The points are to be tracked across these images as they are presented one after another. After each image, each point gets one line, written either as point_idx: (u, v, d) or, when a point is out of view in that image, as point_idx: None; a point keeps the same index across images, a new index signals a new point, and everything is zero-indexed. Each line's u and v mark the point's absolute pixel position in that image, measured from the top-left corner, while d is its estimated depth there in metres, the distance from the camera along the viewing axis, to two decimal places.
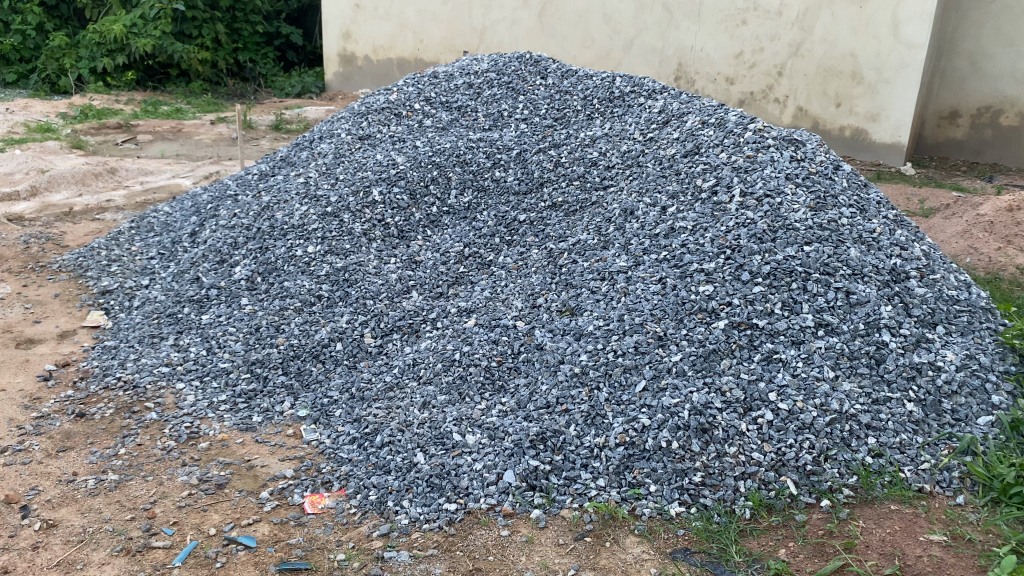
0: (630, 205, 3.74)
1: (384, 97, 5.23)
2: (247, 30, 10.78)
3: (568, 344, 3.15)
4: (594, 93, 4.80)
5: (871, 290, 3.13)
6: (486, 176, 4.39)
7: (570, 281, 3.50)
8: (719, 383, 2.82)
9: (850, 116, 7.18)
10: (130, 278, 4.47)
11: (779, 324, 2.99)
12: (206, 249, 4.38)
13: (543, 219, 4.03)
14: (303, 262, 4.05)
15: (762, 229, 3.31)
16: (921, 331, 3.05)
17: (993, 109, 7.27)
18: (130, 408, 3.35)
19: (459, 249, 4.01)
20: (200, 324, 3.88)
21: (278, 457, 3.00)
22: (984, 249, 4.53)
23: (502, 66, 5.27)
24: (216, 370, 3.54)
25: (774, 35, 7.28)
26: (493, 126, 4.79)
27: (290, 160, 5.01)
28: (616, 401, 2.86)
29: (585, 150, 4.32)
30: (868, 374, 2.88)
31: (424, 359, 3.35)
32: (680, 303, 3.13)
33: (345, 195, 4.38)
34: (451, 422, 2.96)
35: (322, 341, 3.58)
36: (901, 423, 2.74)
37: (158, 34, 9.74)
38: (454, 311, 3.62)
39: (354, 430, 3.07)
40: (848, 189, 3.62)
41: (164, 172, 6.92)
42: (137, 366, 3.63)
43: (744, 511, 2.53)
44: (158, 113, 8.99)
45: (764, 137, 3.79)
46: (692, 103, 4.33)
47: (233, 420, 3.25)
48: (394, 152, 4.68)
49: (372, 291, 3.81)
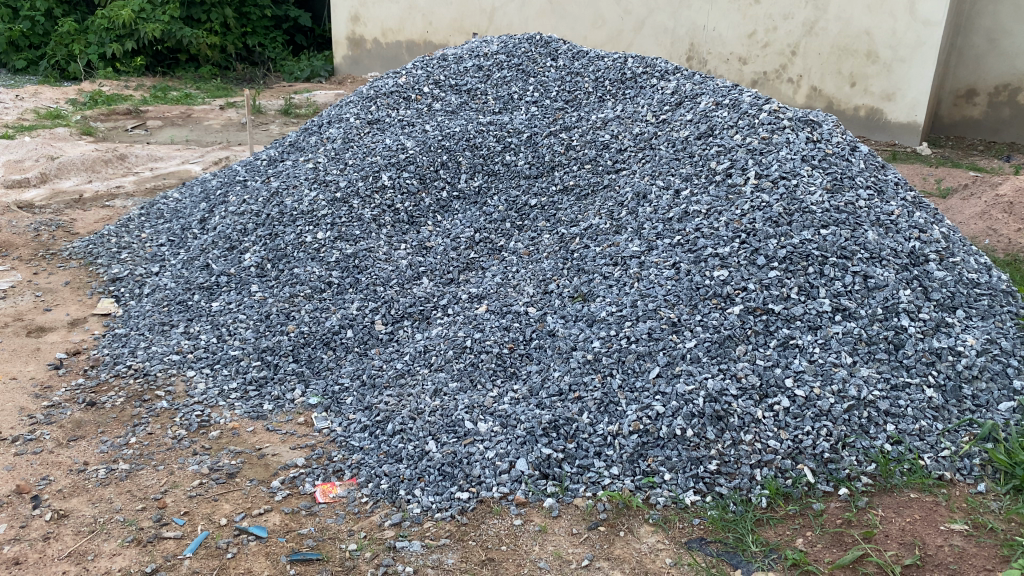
0: (643, 188, 3.69)
1: (393, 80, 5.17)
2: (256, 15, 10.71)
3: (580, 330, 3.11)
4: (605, 74, 4.73)
5: (889, 273, 3.07)
6: (496, 160, 4.34)
7: (582, 266, 3.46)
8: (735, 369, 2.78)
9: (865, 96, 7.07)
10: (140, 265, 4.46)
11: (795, 309, 2.94)
12: (216, 236, 4.36)
13: (554, 203, 3.98)
14: (313, 249, 4.02)
15: (778, 212, 3.25)
16: (940, 315, 2.99)
17: (1011, 87, 7.16)
18: (141, 396, 3.34)
19: (470, 235, 3.96)
20: (210, 311, 3.86)
21: (289, 445, 2.99)
22: (1003, 230, 4.45)
23: (512, 48, 5.20)
24: (227, 358, 3.52)
25: (788, 14, 7.16)
26: (503, 109, 4.73)
27: (299, 145, 4.97)
28: (629, 389, 2.82)
29: (596, 133, 4.26)
30: (886, 359, 2.82)
31: (435, 346, 3.32)
32: (694, 288, 3.08)
33: (355, 180, 4.34)
34: (463, 410, 2.93)
35: (333, 328, 3.56)
36: (920, 410, 2.69)
37: (167, 19, 9.79)
38: (465, 297, 3.58)
39: (365, 418, 3.05)
40: (865, 170, 3.55)
41: (173, 158, 6.89)
42: (148, 354, 3.62)
43: (761, 500, 2.49)
44: (168, 99, 8.96)
45: (780, 118, 3.72)
46: (705, 84, 4.26)
47: (245, 408, 3.23)
48: (403, 136, 4.63)
49: (382, 278, 3.78)
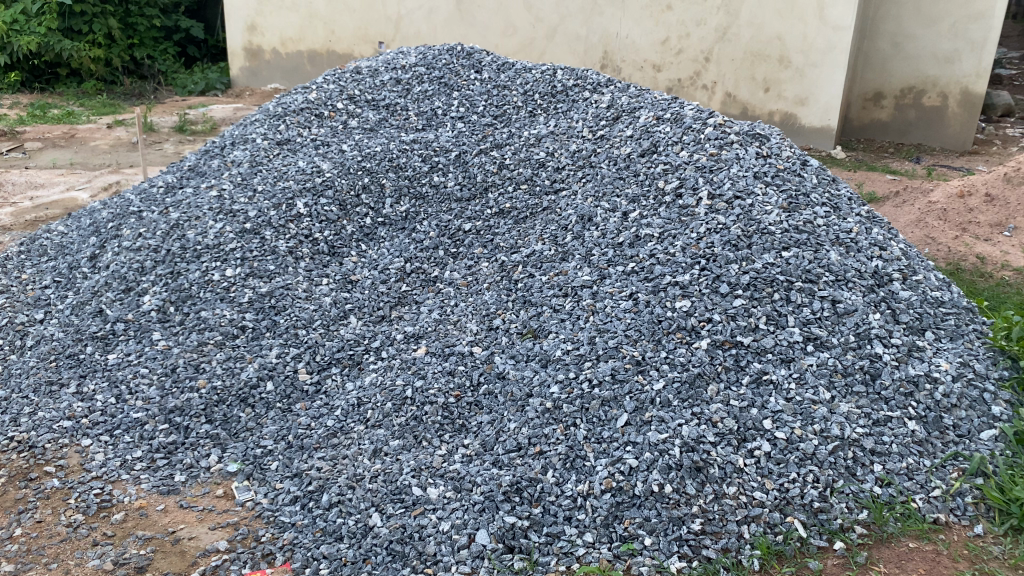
0: (587, 211, 3.45)
1: (302, 97, 4.74)
2: (143, 25, 9.82)
3: (534, 372, 2.84)
4: (534, 87, 4.46)
5: (857, 297, 2.89)
6: (424, 181, 4.03)
7: (529, 298, 3.19)
8: (709, 413, 2.54)
9: (779, 101, 7.08)
10: (21, 311, 3.89)
11: (765, 341, 2.72)
12: (109, 276, 3.83)
13: (490, 228, 3.70)
14: (222, 288, 3.58)
15: (736, 234, 3.04)
16: (911, 339, 2.83)
17: (916, 90, 7.31)
18: (26, 475, 2.86)
19: (400, 265, 3.64)
20: (105, 365, 3.37)
21: (207, 525, 2.60)
22: (942, 238, 4.35)
23: (432, 59, 4.89)
24: (128, 422, 3.06)
25: (700, 20, 7.10)
26: (426, 126, 4.41)
27: (200, 170, 4.50)
28: (596, 439, 2.55)
29: (530, 150, 3.99)
30: (864, 392, 2.64)
31: (370, 397, 2.98)
32: (655, 321, 2.83)
33: (266, 209, 3.93)
34: (409, 474, 2.61)
35: (249, 381, 3.14)
36: (905, 446, 2.52)
37: (44, 31, 8.98)
38: (400, 337, 3.26)
39: (295, 488, 2.70)
40: (819, 185, 3.36)
41: (57, 184, 6.23)
42: (33, 422, 3.11)
43: (752, 562, 2.25)
44: (47, 117, 8.25)
45: (726, 132, 3.52)
46: (642, 97, 4.05)
47: (152, 482, 2.80)
48: (318, 157, 4.24)
49: (304, 319, 3.40)
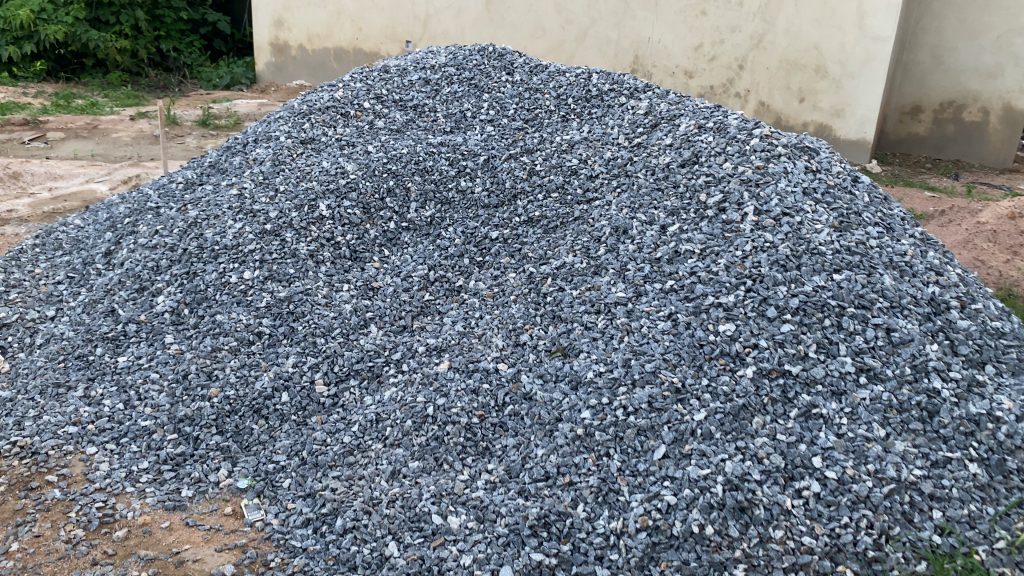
0: (623, 223, 3.27)
1: (328, 94, 4.61)
2: (170, 17, 9.78)
3: (564, 395, 2.67)
4: (568, 91, 4.30)
5: (913, 325, 2.70)
6: (450, 186, 3.87)
7: (559, 313, 3.02)
8: (754, 448, 2.38)
9: (814, 112, 6.86)
10: (33, 307, 3.72)
11: (815, 371, 2.55)
12: (123, 273, 3.69)
13: (518, 237, 3.53)
14: (239, 290, 3.43)
15: (785, 254, 2.87)
16: (971, 373, 2.60)
17: (956, 105, 7.07)
18: (27, 484, 2.71)
19: (423, 273, 3.48)
20: (115, 368, 3.22)
21: (213, 546, 2.44)
22: (992, 261, 4.14)
23: (462, 59, 4.74)
24: (135, 430, 2.91)
25: (735, 26, 6.89)
26: (454, 128, 4.25)
27: (221, 166, 4.37)
28: (631, 472, 2.38)
29: (562, 156, 3.82)
30: (921, 431, 2.44)
31: (389, 414, 2.82)
32: (696, 345, 2.68)
33: (288, 210, 3.78)
34: (429, 500, 2.45)
35: (264, 391, 2.99)
36: (966, 491, 2.28)
37: (71, 20, 8.94)
38: (422, 350, 3.09)
39: (308, 509, 2.54)
40: (870, 205, 3.19)
41: (76, 176, 6.12)
42: (37, 426, 2.95)
43: None
44: (71, 107, 8.16)
45: (773, 144, 3.35)
46: (682, 105, 3.88)
47: (158, 496, 2.65)
48: (342, 158, 4.09)
49: (322, 327, 3.24)
